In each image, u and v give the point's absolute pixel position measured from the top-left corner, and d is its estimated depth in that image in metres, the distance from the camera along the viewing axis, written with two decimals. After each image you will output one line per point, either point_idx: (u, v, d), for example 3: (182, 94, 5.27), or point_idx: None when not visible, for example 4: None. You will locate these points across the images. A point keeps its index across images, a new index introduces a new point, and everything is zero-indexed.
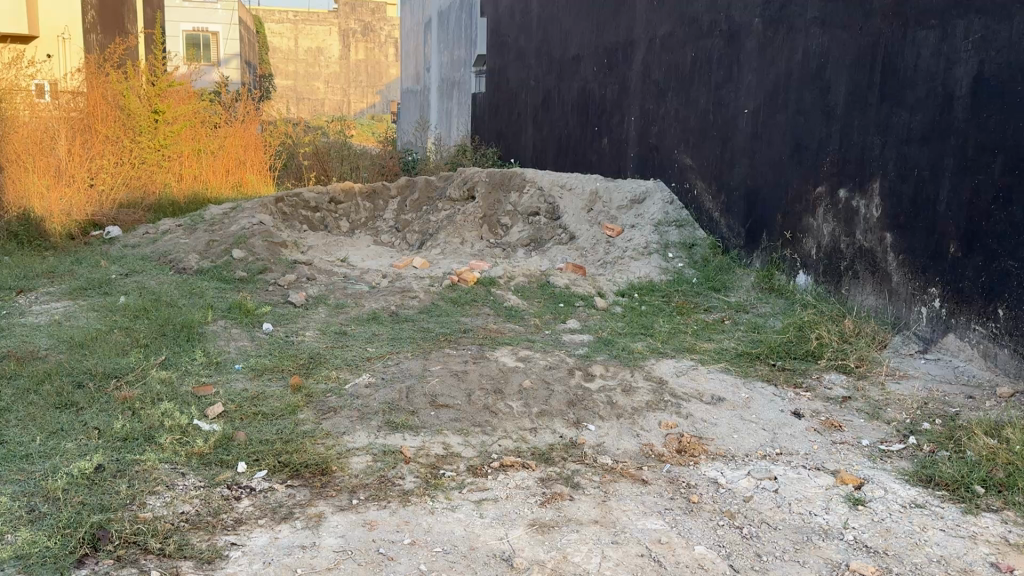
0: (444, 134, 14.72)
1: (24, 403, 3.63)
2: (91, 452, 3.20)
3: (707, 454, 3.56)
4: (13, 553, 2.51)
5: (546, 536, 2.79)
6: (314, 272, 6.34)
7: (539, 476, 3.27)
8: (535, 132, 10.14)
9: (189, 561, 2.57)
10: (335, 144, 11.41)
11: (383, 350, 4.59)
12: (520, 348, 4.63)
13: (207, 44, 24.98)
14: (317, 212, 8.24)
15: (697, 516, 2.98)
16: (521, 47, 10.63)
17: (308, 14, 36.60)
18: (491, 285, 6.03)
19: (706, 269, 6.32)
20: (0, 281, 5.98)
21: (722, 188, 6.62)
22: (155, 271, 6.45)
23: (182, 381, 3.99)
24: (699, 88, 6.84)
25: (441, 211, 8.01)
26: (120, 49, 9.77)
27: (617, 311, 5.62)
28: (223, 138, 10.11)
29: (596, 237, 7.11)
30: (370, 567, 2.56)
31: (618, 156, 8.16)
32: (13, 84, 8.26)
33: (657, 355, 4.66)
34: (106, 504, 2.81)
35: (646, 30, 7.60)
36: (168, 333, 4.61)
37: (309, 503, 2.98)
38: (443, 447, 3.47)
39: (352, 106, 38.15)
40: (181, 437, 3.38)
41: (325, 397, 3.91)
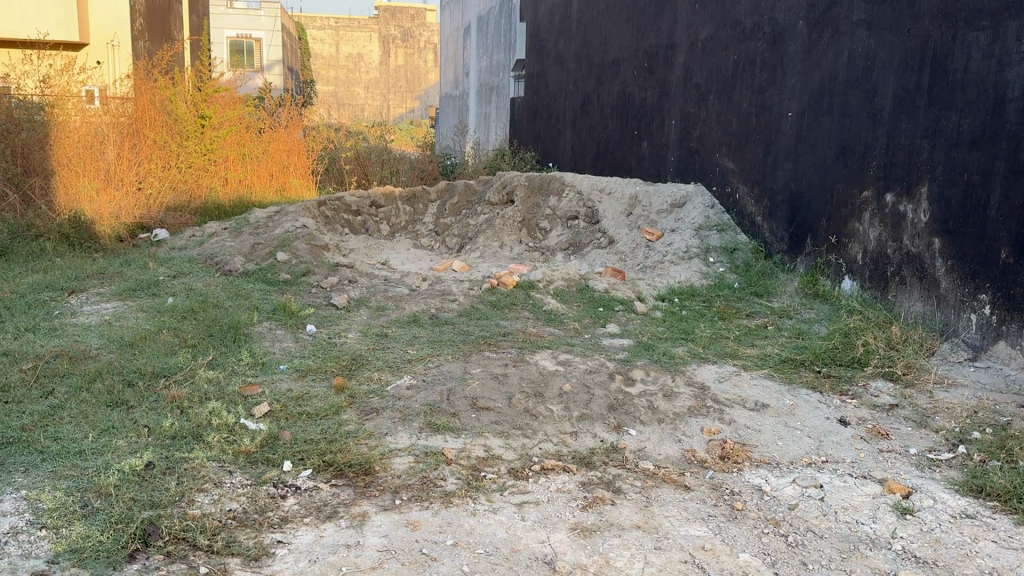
0: (483, 138, 14.76)
1: (76, 401, 3.71)
2: (141, 450, 3.27)
3: (751, 461, 3.53)
4: (68, 547, 2.57)
5: (588, 540, 2.78)
6: (356, 274, 6.42)
7: (581, 480, 3.27)
8: (574, 136, 10.14)
9: (237, 558, 2.61)
10: (376, 148, 11.53)
11: (424, 351, 4.64)
12: (560, 352, 4.63)
13: (250, 51, 25.43)
14: (359, 215, 8.32)
15: (742, 523, 2.96)
16: (561, 51, 10.63)
17: (349, 20, 37.17)
18: (531, 289, 6.04)
19: (749, 273, 6.25)
20: (53, 282, 6.14)
21: (765, 192, 6.55)
22: (202, 273, 6.58)
23: (229, 380, 4.07)
24: (742, 90, 6.79)
25: (480, 215, 8.05)
26: (167, 56, 9.98)
27: (657, 316, 5.59)
28: (267, 143, 10.25)
29: (636, 241, 7.08)
30: (414, 567, 2.58)
31: (658, 160, 8.11)
32: (65, 90, 8.54)
33: (698, 360, 4.63)
34: (156, 501, 2.87)
35: (688, 34, 7.55)
36: (216, 333, 4.70)
37: (353, 502, 3.02)
38: (484, 449, 3.49)
39: (392, 111, 38.30)
40: (229, 436, 3.44)
41: (368, 398, 3.95)
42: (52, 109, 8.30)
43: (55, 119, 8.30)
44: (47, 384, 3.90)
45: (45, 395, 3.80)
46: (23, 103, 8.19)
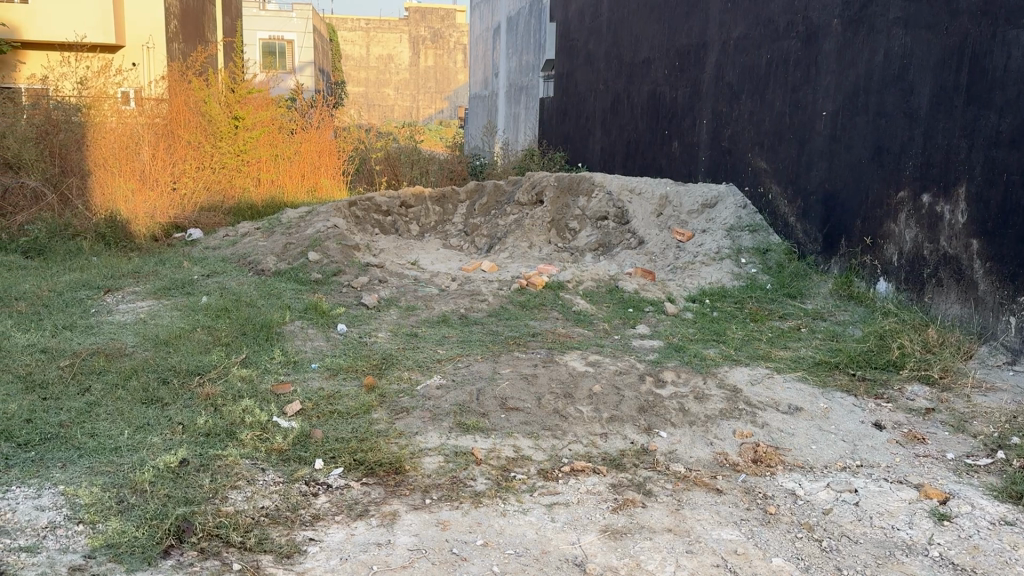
0: (512, 139, 14.75)
1: (112, 397, 3.77)
2: (176, 447, 3.31)
3: (784, 464, 3.49)
4: (105, 541, 2.61)
5: (619, 543, 2.77)
6: (386, 274, 6.45)
7: (611, 482, 3.25)
8: (603, 136, 10.11)
9: (269, 555, 2.63)
10: (405, 149, 11.58)
11: (453, 352, 4.64)
12: (590, 353, 4.61)
13: (283, 52, 25.77)
14: (389, 216, 8.37)
15: (775, 528, 2.92)
16: (591, 50, 10.60)
17: (380, 22, 37.49)
18: (560, 289, 6.03)
19: (781, 274, 6.18)
20: (90, 280, 6.24)
21: (798, 192, 6.48)
22: (235, 272, 6.64)
23: (262, 378, 4.11)
24: (775, 90, 6.72)
25: (509, 215, 8.06)
26: (202, 58, 10.12)
27: (688, 317, 5.55)
28: (299, 143, 10.32)
29: (666, 241, 7.04)
30: (444, 566, 2.58)
31: (689, 159, 8.06)
32: (102, 92, 8.74)
33: (730, 362, 4.58)
34: (190, 497, 2.90)
35: (720, 33, 7.49)
36: (248, 332, 4.75)
37: (383, 501, 3.03)
38: (514, 450, 3.49)
39: (422, 112, 38.43)
40: (261, 433, 3.47)
41: (398, 398, 3.96)
42: (89, 111, 8.49)
43: (92, 120, 8.47)
44: (83, 381, 3.96)
45: (82, 392, 3.86)
46: (61, 104, 8.40)
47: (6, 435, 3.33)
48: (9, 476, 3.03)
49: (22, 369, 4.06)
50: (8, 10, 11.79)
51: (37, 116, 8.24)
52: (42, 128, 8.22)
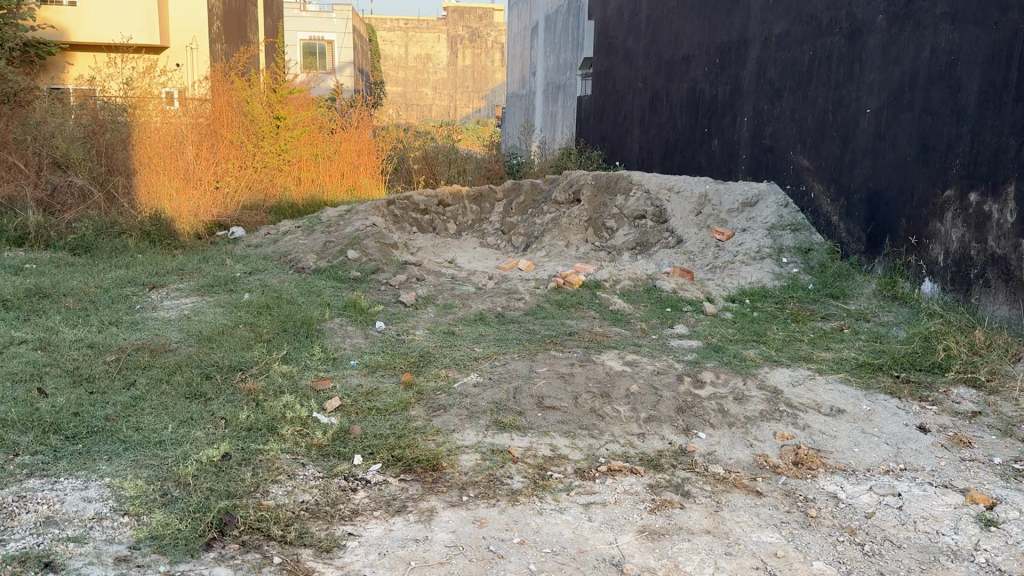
0: (549, 138, 14.73)
1: (157, 392, 3.84)
2: (219, 441, 3.36)
3: (825, 467, 3.44)
4: (149, 533, 2.66)
5: (657, 544, 2.75)
6: (423, 272, 6.49)
7: (648, 483, 3.23)
8: (642, 134, 10.05)
9: (309, 549, 2.67)
10: (443, 148, 11.62)
11: (490, 350, 4.65)
12: (627, 352, 4.58)
13: (323, 52, 26.03)
14: (426, 214, 8.41)
15: (816, 531, 2.88)
16: (629, 48, 10.55)
17: (418, 22, 37.70)
18: (597, 288, 6.01)
19: (824, 274, 6.09)
20: (135, 277, 6.37)
21: (841, 191, 6.38)
22: (276, 270, 6.73)
23: (302, 375, 4.16)
24: (818, 87, 6.62)
25: (546, 214, 8.05)
26: (244, 58, 10.27)
27: (727, 317, 5.49)
28: (339, 142, 10.36)
29: (705, 241, 6.97)
30: (481, 563, 2.59)
31: (729, 158, 7.98)
32: (147, 92, 8.92)
33: (770, 363, 4.53)
34: (232, 491, 2.94)
35: (762, 29, 7.41)
36: (289, 328, 4.82)
37: (421, 497, 3.05)
38: (550, 449, 3.48)
39: (459, 111, 38.57)
40: (301, 429, 3.52)
41: (435, 395, 3.99)
42: (134, 111, 8.70)
43: (138, 120, 8.65)
44: (129, 375, 4.04)
45: (127, 386, 3.94)
46: (108, 105, 8.60)
47: (55, 428, 3.41)
48: (58, 468, 3.10)
49: (70, 363, 4.16)
50: (58, 13, 12.10)
51: (84, 116, 8.53)
52: (89, 128, 8.44)
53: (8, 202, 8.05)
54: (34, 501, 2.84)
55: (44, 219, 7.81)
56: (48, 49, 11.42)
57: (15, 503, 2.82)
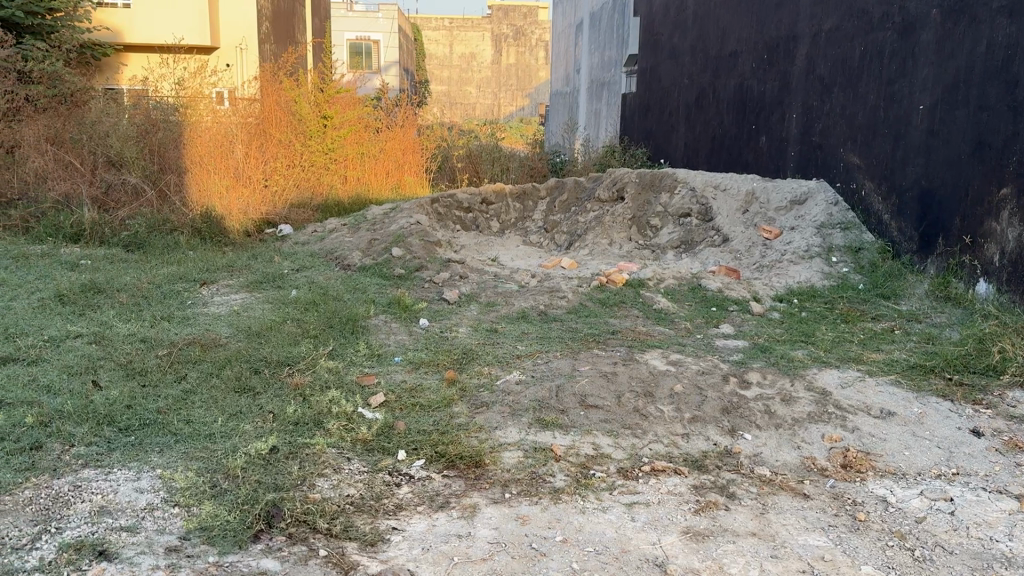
0: (594, 136, 14.69)
1: (208, 386, 3.92)
2: (267, 434, 3.42)
3: (875, 470, 3.38)
4: (199, 524, 2.72)
5: (701, 545, 2.73)
6: (466, 270, 6.52)
7: (693, 484, 3.21)
8: (687, 131, 9.96)
9: (354, 542, 2.70)
10: (487, 146, 11.66)
11: (532, 348, 4.65)
12: (671, 352, 4.56)
13: (369, 52, 26.28)
14: (470, 212, 8.45)
15: (864, 535, 2.83)
16: (675, 45, 10.46)
17: (463, 21, 37.87)
18: (640, 288, 5.98)
19: (874, 274, 5.97)
20: (187, 273, 6.50)
21: (893, 189, 6.25)
22: (322, 267, 6.82)
23: (347, 370, 4.22)
24: (869, 83, 6.50)
25: (590, 212, 8.02)
26: (292, 58, 10.43)
27: (775, 317, 5.42)
28: (384, 141, 10.50)
29: (752, 239, 6.87)
30: (523, 561, 2.60)
31: (777, 155, 7.86)
32: (198, 92, 9.09)
33: (819, 363, 4.46)
34: (280, 484, 3.00)
35: (812, 25, 7.28)
36: (335, 325, 4.89)
37: (464, 494, 3.07)
38: (593, 447, 3.47)
39: (502, 109, 38.67)
40: (346, 424, 3.56)
41: (478, 392, 4.01)
42: (185, 110, 8.84)
43: (189, 120, 8.83)
44: (180, 369, 4.12)
45: (178, 379, 4.02)
46: (160, 104, 8.80)
47: (109, 420, 3.50)
48: (111, 459, 3.18)
49: (124, 357, 4.26)
50: (112, 15, 12.42)
51: (137, 116, 8.75)
52: (142, 127, 8.64)
53: (65, 200, 8.26)
54: (89, 492, 2.91)
55: (99, 216, 7.99)
56: (103, 51, 11.73)
57: (71, 493, 2.90)
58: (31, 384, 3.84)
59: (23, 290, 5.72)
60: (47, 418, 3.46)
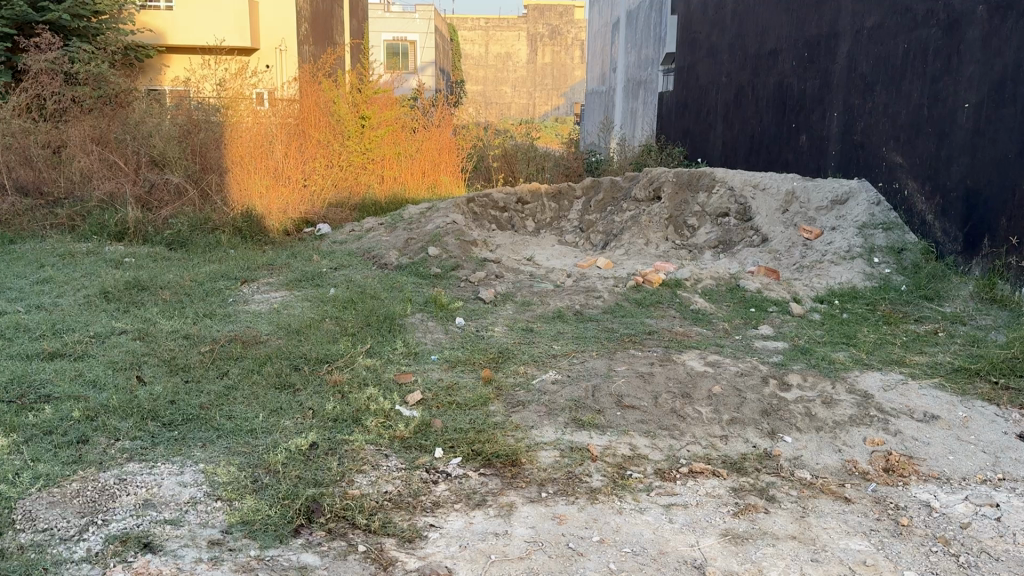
0: (630, 135, 14.60)
1: (249, 382, 3.98)
2: (307, 431, 3.46)
3: (918, 475, 3.33)
4: (240, 518, 2.76)
5: (740, 548, 2.71)
6: (502, 269, 6.55)
7: (731, 486, 3.18)
8: (726, 130, 9.87)
9: (392, 538, 2.73)
10: (523, 145, 11.67)
11: (568, 348, 4.65)
12: (709, 352, 4.52)
13: (406, 53, 26.44)
14: (506, 212, 8.47)
15: (908, 540, 2.79)
16: (714, 43, 10.37)
17: (499, 21, 37.94)
18: (678, 288, 5.94)
19: (917, 276, 5.87)
20: (230, 272, 6.59)
21: (937, 189, 6.14)
22: (360, 266, 6.88)
23: (385, 368, 4.26)
24: (912, 81, 6.38)
25: (626, 211, 7.99)
26: (331, 58, 10.52)
27: (815, 318, 5.35)
28: (421, 141, 10.55)
29: (792, 239, 6.80)
30: (561, 560, 2.60)
31: (818, 153, 7.75)
32: (238, 93, 9.13)
33: (861, 366, 4.39)
34: (320, 479, 3.03)
35: (853, 22, 7.17)
36: (373, 324, 4.92)
37: (501, 492, 3.08)
38: (630, 448, 3.46)
39: (538, 109, 38.64)
40: (385, 421, 3.59)
41: (514, 391, 4.02)
42: (227, 111, 8.94)
43: (230, 121, 8.91)
44: (222, 365, 4.19)
45: (221, 375, 4.09)
46: (202, 105, 8.91)
47: (153, 415, 3.57)
48: (155, 453, 3.24)
49: (167, 353, 4.34)
50: (156, 17, 12.65)
51: (179, 116, 8.88)
52: (184, 128, 8.78)
53: (110, 199, 8.44)
54: (134, 484, 2.97)
55: (142, 215, 8.14)
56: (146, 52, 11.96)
57: (117, 485, 2.96)
58: (78, 379, 3.94)
59: (70, 287, 5.86)
60: (93, 412, 3.54)
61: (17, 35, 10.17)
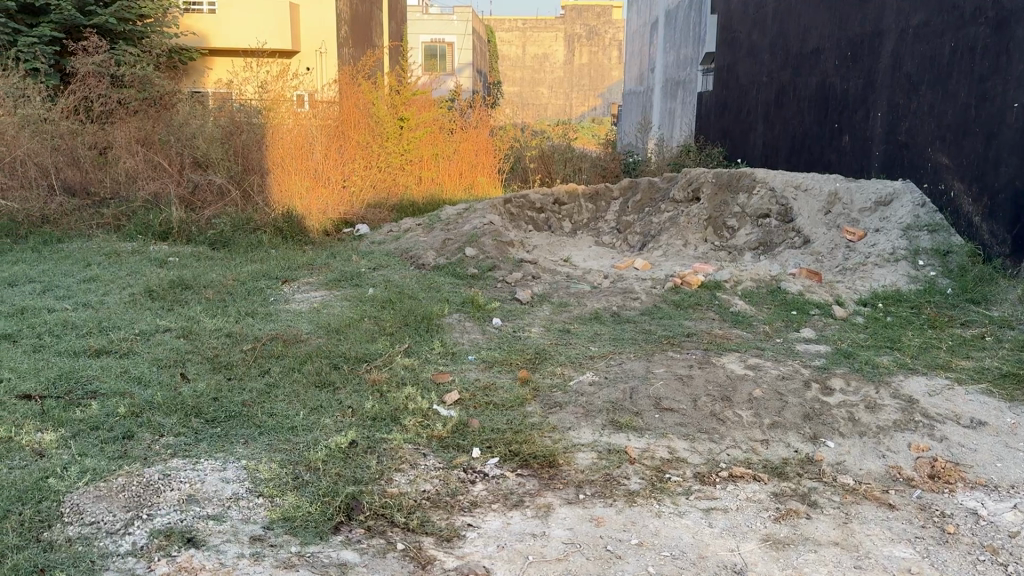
0: (669, 136, 14.49)
1: (290, 380, 4.04)
2: (346, 429, 3.50)
3: (965, 482, 3.26)
4: (282, 515, 2.80)
5: (781, 553, 2.68)
6: (539, 270, 6.55)
7: (772, 491, 3.15)
8: (766, 130, 9.76)
9: (430, 537, 2.74)
10: (560, 146, 11.66)
11: (606, 349, 4.64)
12: (750, 355, 4.47)
13: (443, 55, 26.59)
14: (543, 213, 8.48)
15: (954, 548, 2.73)
16: (754, 42, 10.27)
17: (536, 22, 37.97)
18: (717, 289, 5.88)
19: (963, 279, 5.75)
20: (272, 271, 6.68)
21: (984, 190, 6.01)
22: (398, 266, 6.92)
23: (423, 368, 4.28)
24: (959, 80, 6.26)
25: (663, 212, 7.94)
26: (370, 60, 10.61)
27: (858, 321, 5.27)
28: (458, 142, 10.57)
29: (834, 241, 6.70)
30: (599, 563, 2.59)
31: (861, 153, 7.62)
32: (281, 95, 9.22)
33: (905, 370, 4.32)
34: (360, 477, 3.06)
35: (898, 20, 7.05)
36: (411, 323, 4.96)
37: (538, 493, 3.08)
38: (668, 451, 3.44)
39: (574, 109, 38.56)
40: (422, 420, 3.61)
41: (551, 392, 4.02)
42: (269, 113, 9.04)
43: (272, 122, 8.99)
44: (264, 363, 4.25)
45: (262, 373, 4.15)
46: (245, 107, 9.01)
47: (197, 412, 3.63)
48: (198, 450, 3.30)
49: (210, 351, 4.41)
50: (199, 21, 12.87)
51: (222, 118, 9.01)
52: (227, 129, 8.91)
53: (154, 199, 8.61)
54: (178, 480, 3.02)
55: (186, 215, 8.28)
56: (189, 55, 12.18)
57: (161, 480, 3.01)
58: (124, 376, 4.02)
59: (116, 285, 5.98)
60: (138, 408, 3.61)
61: (65, 39, 10.44)
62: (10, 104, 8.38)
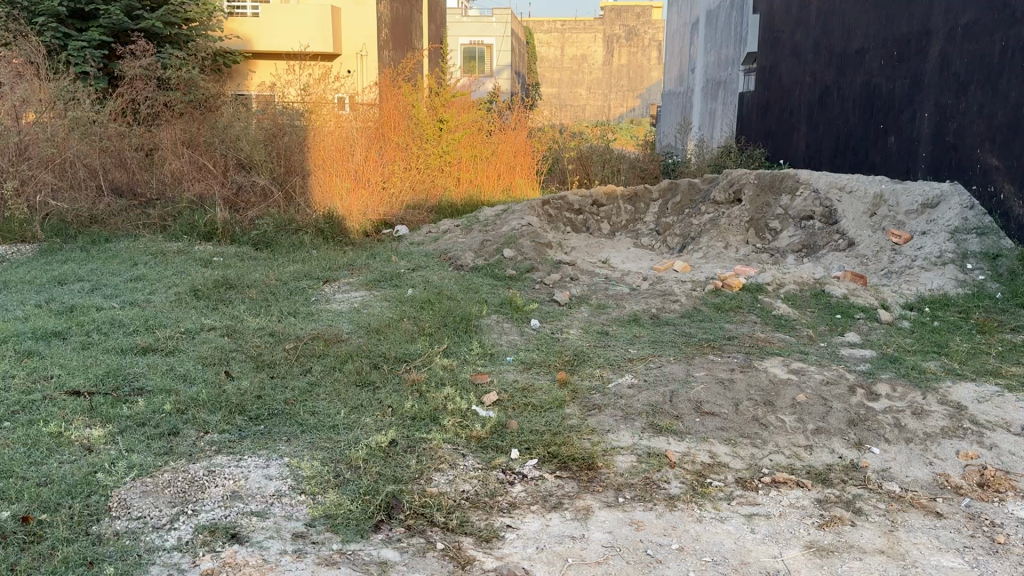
0: (709, 136, 14.36)
1: (330, 378, 4.08)
2: (387, 428, 3.52)
3: (1015, 491, 3.18)
4: (324, 512, 2.83)
5: (826, 561, 2.64)
6: (577, 272, 6.54)
7: (816, 497, 3.10)
8: (808, 131, 9.66)
9: (469, 537, 2.76)
10: (598, 147, 11.62)
11: (645, 352, 4.61)
12: (793, 360, 4.41)
13: (482, 57, 26.75)
14: (581, 214, 8.47)
15: (1004, 559, 2.67)
16: (796, 42, 10.14)
17: (575, 23, 37.92)
18: (758, 292, 5.81)
19: (1013, 283, 5.62)
20: (312, 272, 6.75)
21: None
22: (437, 266, 6.96)
23: (462, 368, 4.30)
24: (1010, 80, 6.11)
25: (703, 214, 7.88)
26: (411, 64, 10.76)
27: (905, 326, 5.16)
28: (497, 144, 10.59)
29: (879, 244, 6.60)
30: (639, 567, 2.58)
31: (907, 155, 7.49)
32: (321, 97, 9.47)
33: (953, 376, 4.22)
34: (400, 476, 3.09)
35: (946, 19, 6.91)
36: (449, 324, 4.99)
37: (578, 496, 3.07)
38: (709, 455, 3.41)
39: (613, 110, 38.41)
40: (461, 421, 3.63)
41: (590, 394, 4.01)
42: (310, 115, 9.23)
43: (313, 124, 9.16)
44: (307, 363, 4.30)
45: (304, 372, 4.20)
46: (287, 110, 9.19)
47: (241, 409, 3.69)
48: (242, 447, 3.35)
49: (253, 349, 4.48)
50: (242, 24, 13.06)
51: (265, 120, 9.14)
52: (270, 131, 9.05)
53: (199, 199, 8.77)
54: (222, 476, 3.07)
55: (230, 216, 8.42)
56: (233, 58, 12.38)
57: (206, 477, 3.06)
58: (170, 373, 4.09)
59: (161, 285, 6.09)
60: (184, 405, 3.68)
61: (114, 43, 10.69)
62: (61, 106, 8.58)
